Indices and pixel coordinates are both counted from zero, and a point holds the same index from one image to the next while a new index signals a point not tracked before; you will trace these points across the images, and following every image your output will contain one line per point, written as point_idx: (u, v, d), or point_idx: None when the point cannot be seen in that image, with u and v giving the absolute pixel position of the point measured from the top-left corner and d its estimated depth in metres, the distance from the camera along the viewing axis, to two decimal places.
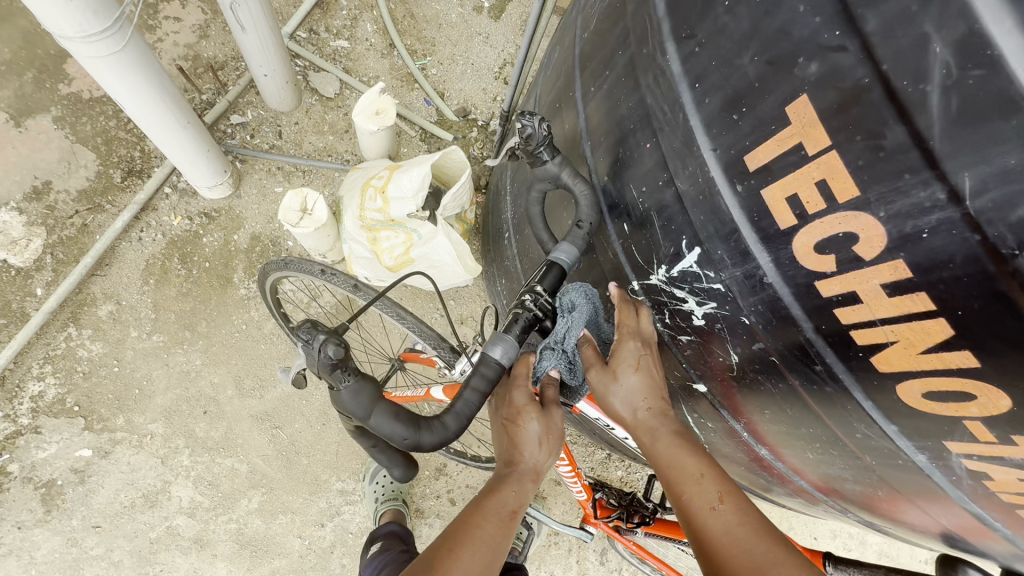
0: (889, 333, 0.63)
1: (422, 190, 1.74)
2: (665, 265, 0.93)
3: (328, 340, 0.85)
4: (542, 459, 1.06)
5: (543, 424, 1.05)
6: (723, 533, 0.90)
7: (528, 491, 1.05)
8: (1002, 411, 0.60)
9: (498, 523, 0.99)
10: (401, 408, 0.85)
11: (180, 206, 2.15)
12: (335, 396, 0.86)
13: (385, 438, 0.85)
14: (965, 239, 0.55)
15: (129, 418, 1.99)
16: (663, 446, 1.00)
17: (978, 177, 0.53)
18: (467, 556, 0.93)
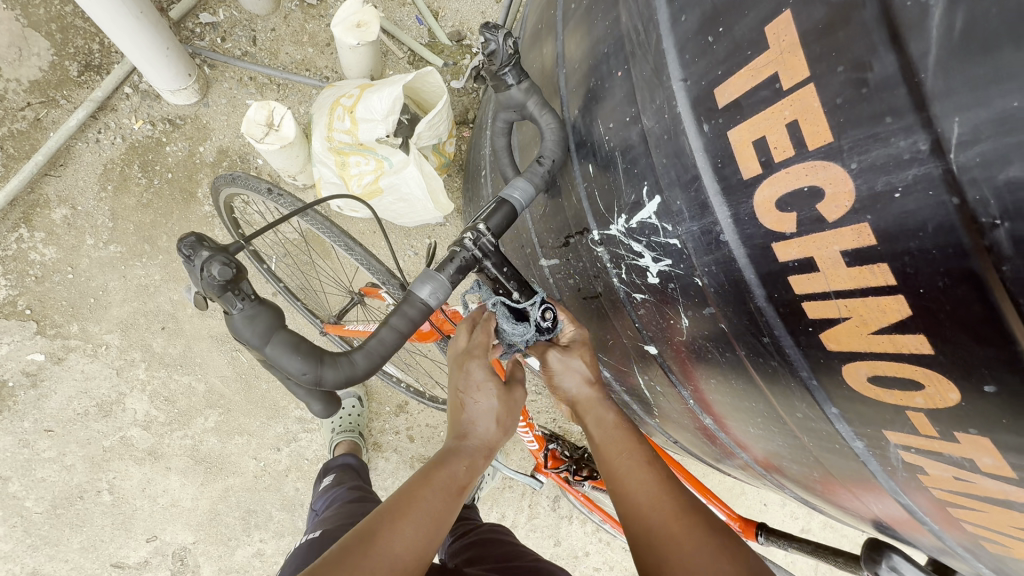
0: (841, 309, 0.56)
1: (393, 113, 1.61)
2: (625, 215, 0.84)
3: (212, 257, 0.78)
4: (493, 436, 0.95)
5: (504, 407, 0.95)
6: (645, 495, 0.93)
7: (478, 464, 0.94)
8: (949, 404, 0.53)
9: (444, 495, 0.88)
10: (302, 340, 0.79)
11: (142, 109, 2.00)
12: (230, 322, 0.80)
13: (283, 371, 0.79)
14: (941, 203, 0.46)
15: (83, 327, 1.94)
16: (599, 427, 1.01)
17: (970, 124, 0.44)
18: (408, 528, 0.82)
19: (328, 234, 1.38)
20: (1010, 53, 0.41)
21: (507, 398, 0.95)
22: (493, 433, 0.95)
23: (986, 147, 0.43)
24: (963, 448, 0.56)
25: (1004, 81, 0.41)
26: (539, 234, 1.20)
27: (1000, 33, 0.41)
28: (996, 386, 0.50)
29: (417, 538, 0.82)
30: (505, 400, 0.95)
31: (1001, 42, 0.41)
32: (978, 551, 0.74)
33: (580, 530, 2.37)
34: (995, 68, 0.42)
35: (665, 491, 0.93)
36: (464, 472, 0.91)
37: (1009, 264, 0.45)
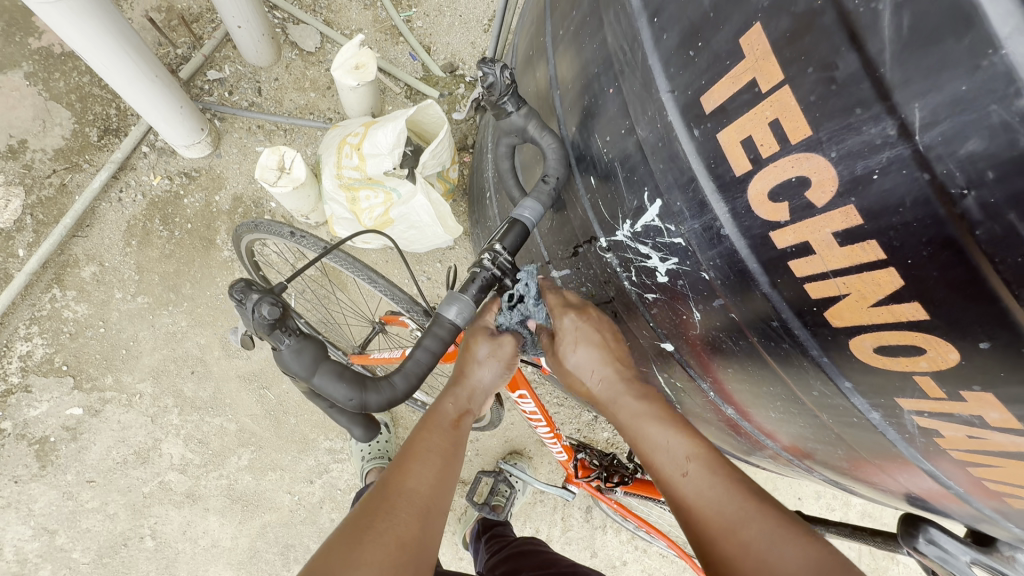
0: (840, 286, 0.60)
1: (398, 146, 1.69)
2: (630, 221, 0.90)
3: (261, 299, 0.83)
4: (486, 376, 1.04)
5: (495, 350, 1.03)
6: (687, 465, 0.89)
7: (468, 399, 1.03)
8: (950, 364, 0.57)
9: (443, 433, 0.97)
10: (347, 367, 0.84)
11: (159, 165, 2.11)
12: (278, 357, 0.84)
13: (331, 398, 0.84)
14: (914, 179, 0.51)
15: (117, 377, 2.01)
16: (630, 402, 0.96)
17: (929, 109, 0.48)
18: (419, 472, 0.90)
19: (349, 268, 1.44)
20: (952, 44, 0.46)
21: (494, 343, 1.02)
22: (488, 376, 1.05)
23: (946, 127, 0.48)
24: (972, 406, 0.59)
25: (952, 69, 0.46)
26: (549, 247, 1.27)
27: (942, 28, 0.46)
28: (990, 341, 0.53)
29: (429, 479, 0.90)
30: (493, 344, 1.02)
31: (943, 35, 0.46)
32: (1005, 510, 0.76)
33: (615, 540, 2.37)
34: (943, 56, 0.47)
35: (704, 450, 0.90)
36: (457, 409, 1.01)
37: (982, 229, 0.49)
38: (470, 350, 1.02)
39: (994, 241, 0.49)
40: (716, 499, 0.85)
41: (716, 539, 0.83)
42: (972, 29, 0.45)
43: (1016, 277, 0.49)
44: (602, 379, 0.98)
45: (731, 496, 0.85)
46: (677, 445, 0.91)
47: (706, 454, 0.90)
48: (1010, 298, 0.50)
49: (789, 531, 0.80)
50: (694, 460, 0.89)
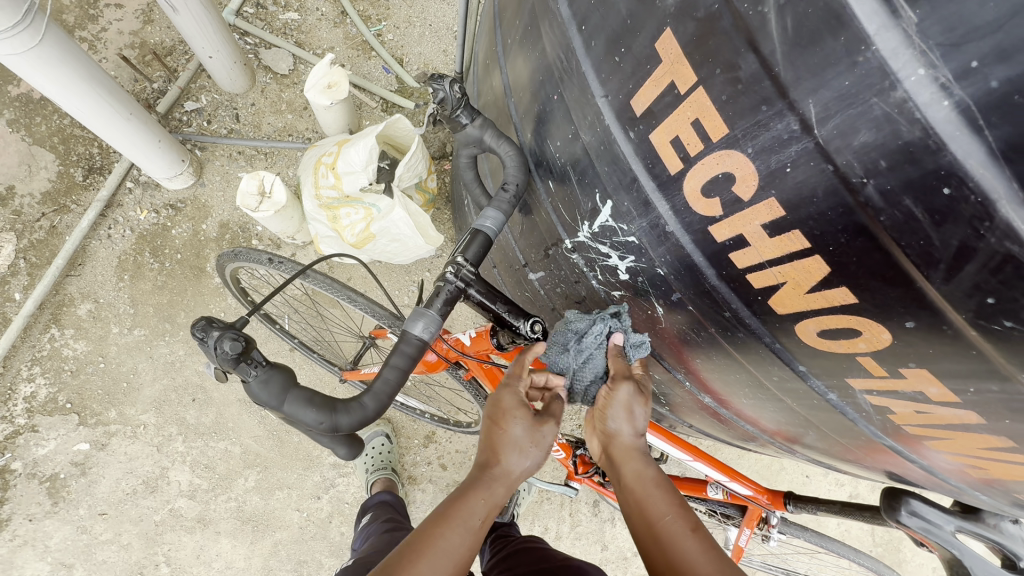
0: (777, 275, 0.62)
1: (372, 162, 1.72)
2: (588, 222, 0.92)
3: (222, 335, 0.83)
4: (519, 466, 0.98)
5: (529, 434, 0.99)
6: (694, 561, 0.86)
7: (500, 493, 0.95)
8: (885, 344, 0.58)
9: (464, 533, 0.89)
10: (315, 393, 0.81)
11: (145, 199, 2.15)
12: (247, 389, 0.83)
13: (302, 425, 0.82)
14: (821, 170, 0.52)
15: (120, 411, 2.05)
16: (643, 485, 0.98)
17: (821, 104, 0.50)
18: (428, 572, 0.84)
19: (328, 288, 1.46)
20: (830, 42, 0.47)
21: (533, 427, 1.00)
22: (524, 468, 0.99)
23: (838, 120, 0.49)
24: (914, 382, 0.60)
25: (834, 65, 0.48)
26: (524, 251, 1.29)
27: (821, 26, 0.47)
28: (914, 321, 0.54)
29: None
30: (531, 428, 0.99)
31: (822, 34, 0.47)
32: (965, 477, 0.79)
33: (625, 531, 2.38)
34: (826, 52, 0.48)
35: (715, 556, 0.86)
36: (486, 505, 0.93)
37: (885, 214, 0.50)
38: (507, 433, 0.98)
39: (898, 226, 0.50)
40: None
41: None
42: (846, 27, 0.46)
43: (925, 259, 0.50)
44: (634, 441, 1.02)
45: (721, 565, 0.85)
46: (680, 514, 0.93)
47: (718, 562, 0.86)
48: (924, 280, 0.51)
49: None
50: (696, 531, 0.90)
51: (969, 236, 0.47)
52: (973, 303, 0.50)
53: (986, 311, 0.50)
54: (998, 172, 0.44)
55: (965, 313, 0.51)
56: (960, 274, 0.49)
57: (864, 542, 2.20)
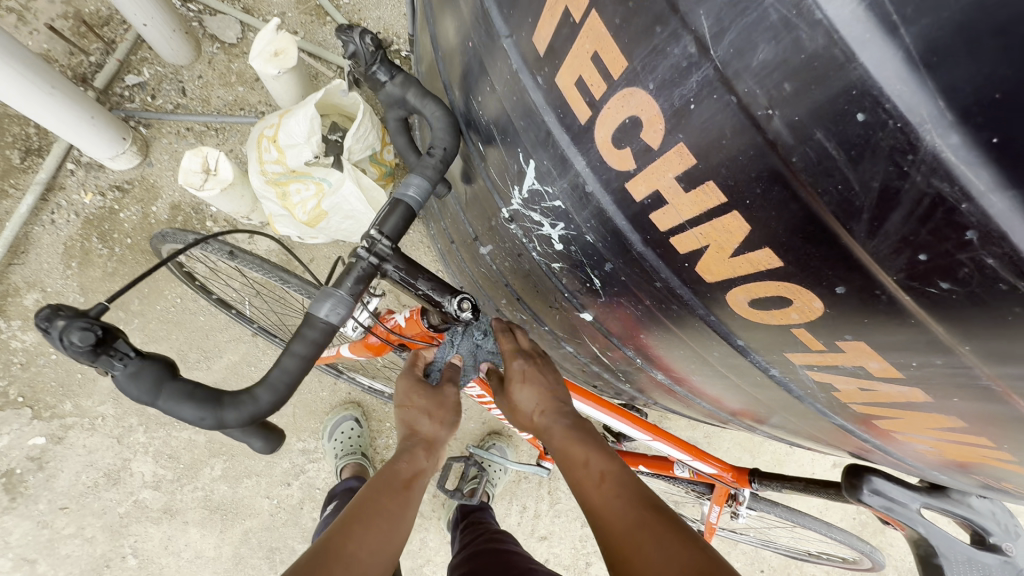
0: (699, 237, 0.53)
1: (314, 134, 1.64)
2: (517, 186, 0.83)
3: (70, 325, 0.71)
4: (437, 432, 1.04)
5: (434, 402, 1.04)
6: (608, 506, 0.88)
7: (421, 458, 1.00)
8: (819, 315, 0.50)
9: (393, 494, 0.92)
10: (197, 387, 0.77)
11: (89, 181, 2.04)
12: (114, 381, 0.77)
13: (181, 419, 0.78)
14: (726, 104, 0.43)
15: (76, 403, 1.97)
16: (557, 443, 1.01)
17: (714, 17, 0.41)
18: (361, 533, 0.84)
19: (259, 268, 1.39)
20: None
21: (436, 395, 1.05)
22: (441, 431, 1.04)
23: (733, 36, 0.41)
24: (853, 357, 0.52)
25: None
26: (473, 223, 1.20)
27: None
28: (845, 287, 0.46)
29: (370, 537, 0.84)
30: (432, 399, 1.04)
31: None
32: (926, 456, 0.72)
33: None
34: None
35: (621, 496, 0.89)
36: (409, 470, 0.97)
37: (797, 155, 0.42)
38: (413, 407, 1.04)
39: (813, 169, 0.42)
40: (629, 540, 0.82)
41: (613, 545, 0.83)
42: None
43: (843, 210, 0.42)
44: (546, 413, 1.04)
45: (632, 506, 0.87)
46: (594, 466, 0.95)
47: (624, 502, 0.88)
48: (849, 237, 0.43)
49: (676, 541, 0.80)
50: (608, 481, 0.92)
51: (891, 175, 0.39)
52: (903, 260, 0.42)
53: (918, 269, 0.42)
54: (920, 84, 0.35)
55: (896, 274, 0.43)
56: (885, 224, 0.41)
57: (846, 512, 2.18)
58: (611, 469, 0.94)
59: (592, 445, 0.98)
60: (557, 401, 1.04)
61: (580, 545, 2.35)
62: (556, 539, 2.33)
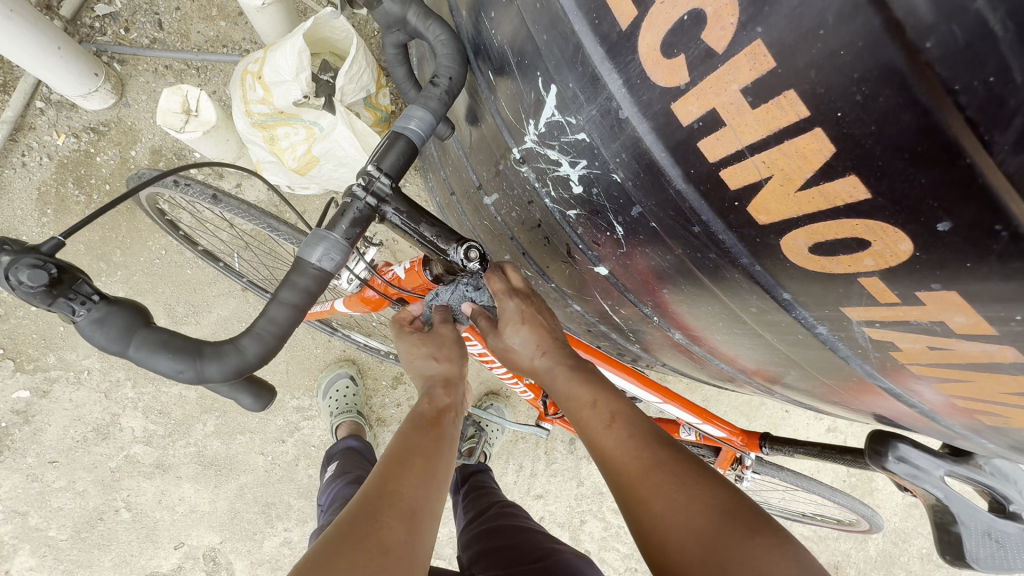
0: (761, 168, 0.46)
1: (303, 70, 1.49)
2: (533, 120, 0.73)
3: (16, 262, 0.65)
4: (444, 370, 1.03)
5: (434, 343, 1.03)
6: (615, 449, 0.90)
7: (443, 396, 1.00)
8: (902, 258, 0.44)
9: (419, 436, 0.91)
10: (173, 335, 0.73)
11: (60, 122, 1.89)
12: (75, 329, 0.71)
13: (153, 370, 0.73)
14: None
15: (60, 356, 1.89)
16: (560, 383, 1.00)
17: None
18: (407, 487, 0.81)
19: (243, 215, 1.29)
20: None
21: (436, 338, 1.04)
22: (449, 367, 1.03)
23: None
24: (931, 309, 0.47)
25: None
26: (476, 169, 1.09)
27: None
28: (950, 222, 0.41)
29: (411, 483, 0.82)
30: (433, 343, 1.03)
31: None
32: (978, 426, 0.67)
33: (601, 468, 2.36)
34: None
35: (633, 436, 0.90)
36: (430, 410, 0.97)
37: (932, 39, 0.35)
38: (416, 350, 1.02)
39: (953, 61, 0.35)
40: (648, 482, 0.84)
41: (630, 486, 0.85)
42: None
43: (986, 112, 0.36)
44: (543, 357, 1.02)
45: (644, 447, 0.88)
46: (598, 410, 0.95)
47: (635, 442, 0.90)
48: (975, 152, 0.37)
49: (697, 484, 0.82)
50: (612, 424, 0.93)
51: None
52: None
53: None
54: None
55: None
56: None
57: (839, 474, 2.20)
58: (620, 408, 0.95)
59: (598, 386, 0.99)
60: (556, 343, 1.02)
61: (575, 503, 2.36)
62: (552, 497, 2.34)
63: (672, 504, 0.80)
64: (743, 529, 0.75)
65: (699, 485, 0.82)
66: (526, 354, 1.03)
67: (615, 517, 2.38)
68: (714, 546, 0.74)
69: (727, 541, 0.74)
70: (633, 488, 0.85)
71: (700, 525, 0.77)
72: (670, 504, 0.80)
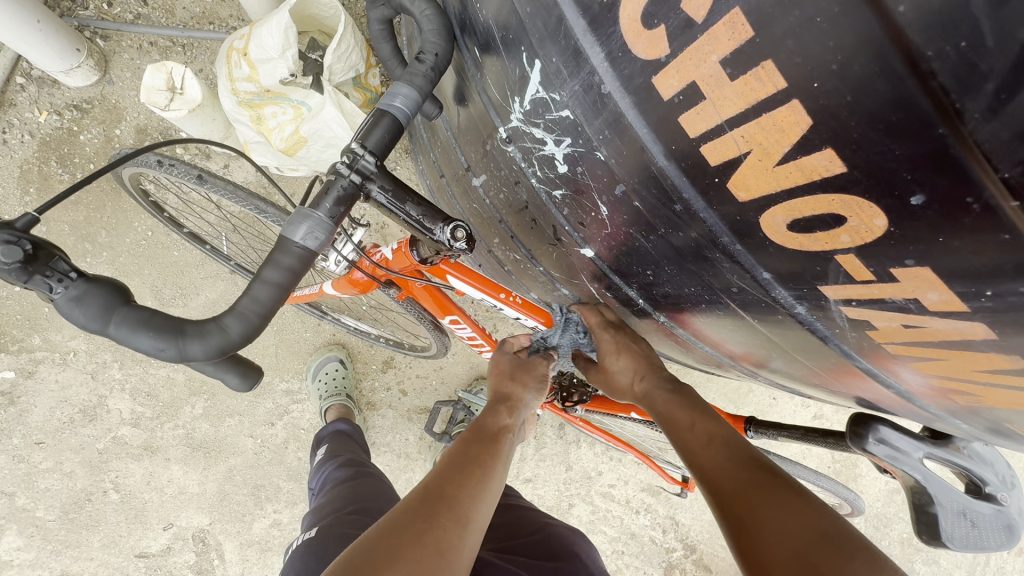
0: (739, 143, 0.46)
1: (289, 47, 1.46)
2: (519, 97, 0.72)
3: None
4: (523, 394, 1.11)
5: (519, 368, 1.15)
6: (712, 467, 0.92)
7: (505, 415, 1.05)
8: (877, 234, 0.45)
9: (481, 444, 0.96)
10: (154, 314, 0.72)
11: (42, 99, 1.85)
12: (53, 307, 0.70)
13: (136, 349, 0.72)
14: None
15: (45, 337, 1.87)
16: (660, 405, 1.07)
17: None
18: (466, 493, 0.84)
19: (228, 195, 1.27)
20: None
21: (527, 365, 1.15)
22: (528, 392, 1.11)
23: None
24: (906, 286, 0.47)
25: None
26: (465, 151, 1.08)
27: None
28: (924, 196, 0.41)
29: (469, 489, 0.85)
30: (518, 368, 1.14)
31: None
32: (953, 408, 0.68)
33: (589, 452, 2.38)
34: None
35: (731, 458, 0.91)
36: (496, 425, 1.02)
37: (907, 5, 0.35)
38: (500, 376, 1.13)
39: (930, 27, 0.35)
40: (740, 499, 0.85)
41: (727, 503, 0.86)
42: None
43: (961, 78, 0.35)
44: (641, 381, 1.10)
45: (743, 468, 0.89)
46: (695, 432, 0.99)
47: (732, 462, 0.91)
48: (949, 122, 0.37)
49: (797, 504, 0.81)
50: (711, 445, 0.95)
51: None
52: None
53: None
54: None
55: (1009, 170, 0.37)
56: (1011, 101, 0.35)
57: (824, 460, 2.24)
58: (719, 431, 0.97)
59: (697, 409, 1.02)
60: (652, 368, 1.10)
61: (563, 487, 2.38)
62: (541, 481, 2.36)
63: (771, 520, 0.80)
64: (840, 551, 0.73)
65: (798, 507, 0.80)
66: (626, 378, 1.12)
67: (603, 500, 2.41)
68: (810, 565, 0.73)
69: (825, 562, 0.72)
70: (730, 505, 0.85)
71: (799, 541, 0.76)
72: (765, 522, 0.80)
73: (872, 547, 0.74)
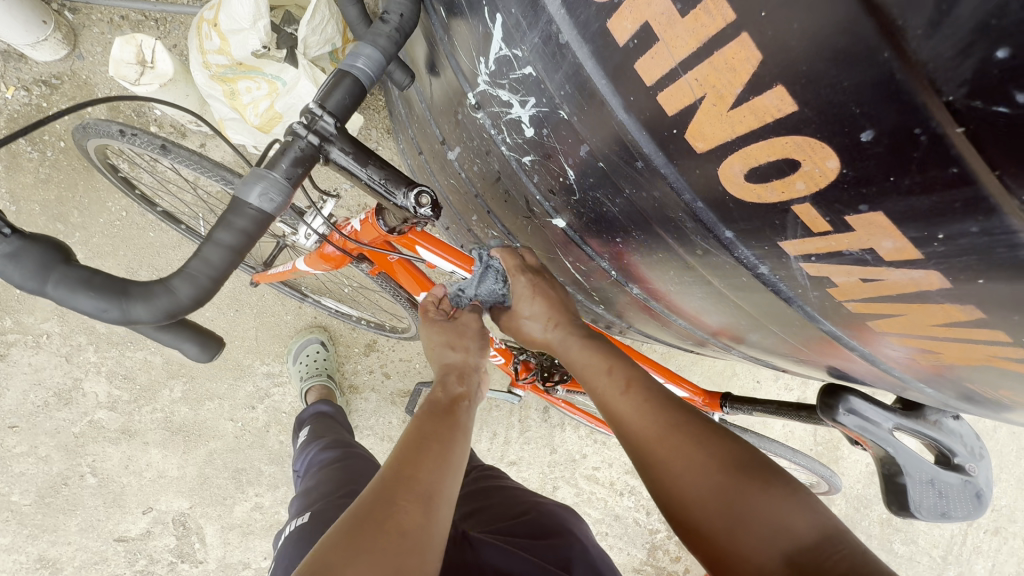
0: (694, 87, 0.47)
1: (260, 17, 1.39)
2: (484, 57, 0.70)
3: None
4: (462, 359, 1.03)
5: (453, 332, 1.04)
6: (629, 413, 0.91)
7: (456, 384, 1.00)
8: (831, 177, 0.46)
9: (426, 417, 0.90)
10: (96, 274, 0.69)
11: (8, 74, 1.79)
12: None
13: (77, 311, 0.70)
14: None
15: (17, 319, 1.83)
16: (574, 353, 1.01)
17: None
18: (429, 471, 0.80)
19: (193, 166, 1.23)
20: None
21: (455, 324, 1.05)
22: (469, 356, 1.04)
23: None
24: (862, 232, 0.48)
25: None
26: (439, 124, 1.05)
27: None
28: (872, 131, 0.42)
29: (433, 469, 0.81)
30: (445, 330, 1.04)
31: None
32: (920, 372, 0.68)
33: (574, 436, 2.39)
34: None
35: (648, 400, 0.92)
36: (450, 395, 0.97)
37: None
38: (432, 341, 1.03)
39: None
40: (664, 445, 0.86)
41: (646, 450, 0.87)
42: None
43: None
44: (556, 330, 1.02)
45: (662, 412, 0.90)
46: (612, 377, 0.96)
47: (650, 406, 0.91)
48: (893, 46, 0.38)
49: (718, 445, 0.84)
50: (628, 390, 0.93)
51: None
52: (969, 67, 0.37)
53: (985, 82, 0.37)
54: None
55: (954, 92, 0.38)
56: (952, 16, 0.35)
57: (806, 442, 2.26)
58: (634, 374, 0.96)
59: (609, 351, 0.99)
60: (567, 316, 1.02)
61: (547, 470, 2.39)
62: (525, 464, 2.36)
63: (691, 464, 0.83)
64: (760, 482, 0.79)
65: (721, 449, 0.84)
66: (540, 329, 1.04)
67: (587, 483, 2.42)
68: (731, 500, 0.78)
69: (744, 494, 0.78)
70: (652, 453, 0.87)
71: (721, 482, 0.80)
72: (689, 467, 0.83)
73: (788, 476, 0.81)
